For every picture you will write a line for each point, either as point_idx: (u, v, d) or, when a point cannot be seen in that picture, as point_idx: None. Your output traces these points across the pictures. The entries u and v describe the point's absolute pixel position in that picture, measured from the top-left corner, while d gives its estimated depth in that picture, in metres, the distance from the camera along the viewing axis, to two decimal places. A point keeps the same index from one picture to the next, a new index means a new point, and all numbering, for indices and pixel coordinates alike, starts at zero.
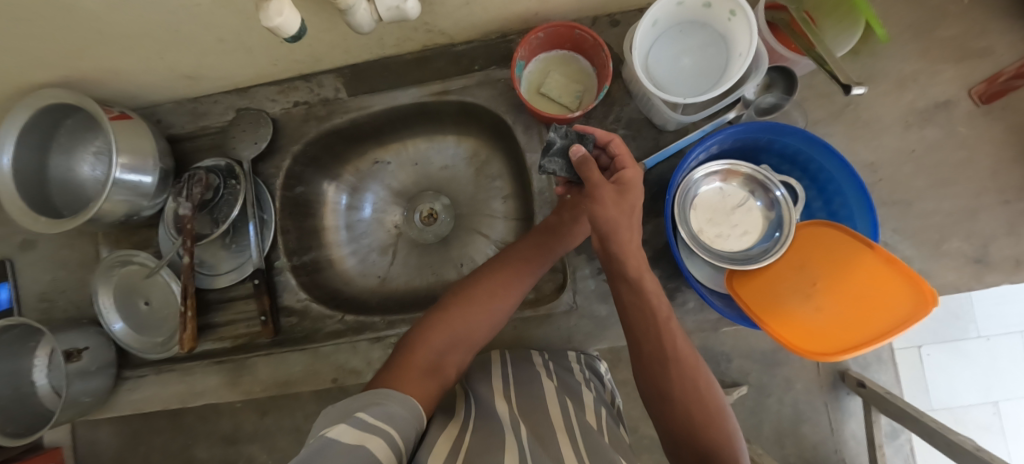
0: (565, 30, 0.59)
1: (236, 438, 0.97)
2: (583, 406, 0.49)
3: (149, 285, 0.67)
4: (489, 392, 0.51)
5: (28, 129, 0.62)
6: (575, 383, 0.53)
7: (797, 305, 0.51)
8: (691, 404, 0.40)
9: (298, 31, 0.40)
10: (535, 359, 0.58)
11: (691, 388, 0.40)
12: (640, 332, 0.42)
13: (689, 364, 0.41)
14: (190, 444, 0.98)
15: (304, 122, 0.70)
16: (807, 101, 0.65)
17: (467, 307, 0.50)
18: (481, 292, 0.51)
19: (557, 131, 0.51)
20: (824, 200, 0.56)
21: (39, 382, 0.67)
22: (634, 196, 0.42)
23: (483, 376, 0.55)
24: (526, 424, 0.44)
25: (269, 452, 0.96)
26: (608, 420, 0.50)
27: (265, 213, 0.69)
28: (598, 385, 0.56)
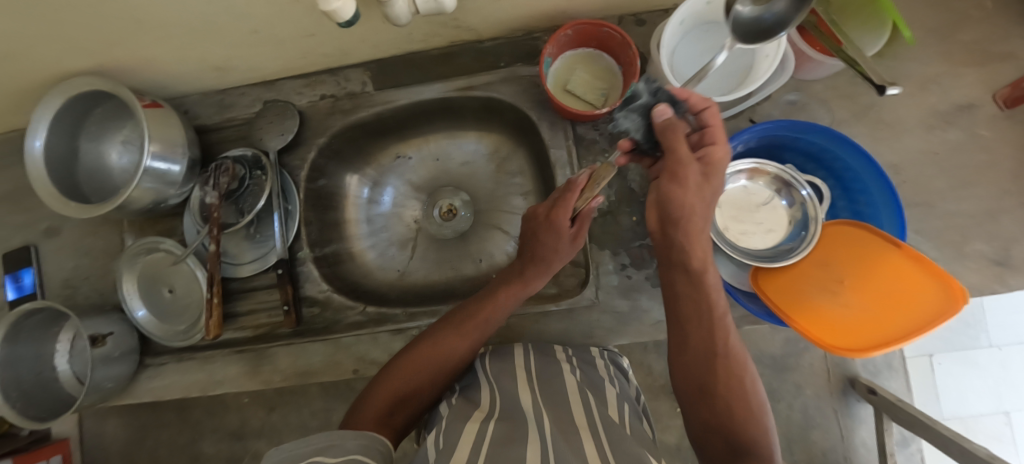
0: (592, 28, 0.60)
1: (242, 434, 0.96)
2: (606, 398, 0.49)
3: (174, 272, 0.67)
4: (510, 378, 0.51)
5: (61, 116, 0.63)
6: (595, 375, 0.53)
7: (824, 301, 0.51)
8: (731, 394, 0.39)
9: (351, 17, 0.43)
10: (558, 353, 0.58)
11: (731, 379, 0.40)
12: (693, 323, 0.41)
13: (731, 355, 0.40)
14: (195, 440, 0.97)
15: (329, 115, 0.70)
16: (832, 102, 0.65)
17: (427, 358, 0.48)
18: (439, 348, 0.48)
19: (649, 85, 0.45)
20: (849, 199, 0.57)
21: (61, 368, 0.68)
22: (719, 181, 0.39)
23: (505, 364, 0.55)
24: (552, 413, 0.44)
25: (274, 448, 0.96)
26: (632, 415, 0.50)
27: (289, 204, 0.69)
28: (622, 382, 0.56)
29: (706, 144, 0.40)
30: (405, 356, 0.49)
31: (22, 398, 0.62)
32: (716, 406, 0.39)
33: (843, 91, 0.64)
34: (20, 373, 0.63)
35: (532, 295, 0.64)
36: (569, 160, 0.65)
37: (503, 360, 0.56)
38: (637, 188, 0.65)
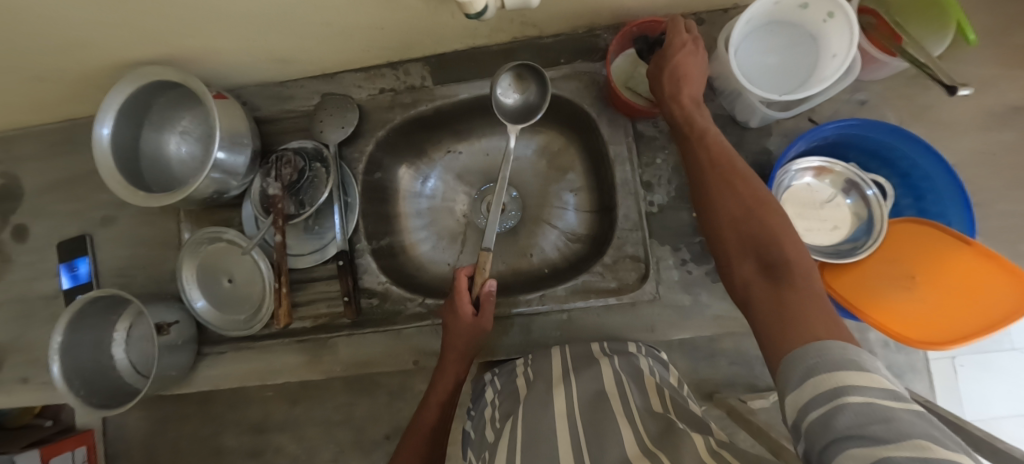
0: (658, 26, 0.61)
1: (266, 427, 1.01)
2: (647, 383, 0.48)
3: (233, 262, 0.67)
4: (551, 378, 0.51)
5: (128, 104, 0.63)
6: (632, 360, 0.52)
7: (897, 297, 0.52)
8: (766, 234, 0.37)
9: (481, 11, 0.45)
10: (592, 348, 0.57)
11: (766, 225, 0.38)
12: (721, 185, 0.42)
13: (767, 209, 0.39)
14: (219, 432, 1.04)
15: (389, 109, 0.71)
16: (893, 102, 0.65)
17: (426, 407, 0.59)
18: (431, 397, 0.59)
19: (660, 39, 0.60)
20: (915, 197, 0.57)
21: (118, 356, 0.67)
22: (687, 68, 0.51)
23: (545, 365, 0.54)
24: (592, 414, 0.44)
25: (298, 440, 1.01)
26: (675, 396, 0.48)
27: (349, 197, 0.70)
28: (662, 371, 0.54)
29: (682, 61, 0.51)
30: (421, 410, 0.60)
31: (85, 386, 0.62)
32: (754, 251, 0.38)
33: (902, 92, 0.65)
34: (80, 361, 0.62)
35: (593, 289, 0.64)
36: (630, 156, 0.65)
37: (544, 359, 0.56)
38: None
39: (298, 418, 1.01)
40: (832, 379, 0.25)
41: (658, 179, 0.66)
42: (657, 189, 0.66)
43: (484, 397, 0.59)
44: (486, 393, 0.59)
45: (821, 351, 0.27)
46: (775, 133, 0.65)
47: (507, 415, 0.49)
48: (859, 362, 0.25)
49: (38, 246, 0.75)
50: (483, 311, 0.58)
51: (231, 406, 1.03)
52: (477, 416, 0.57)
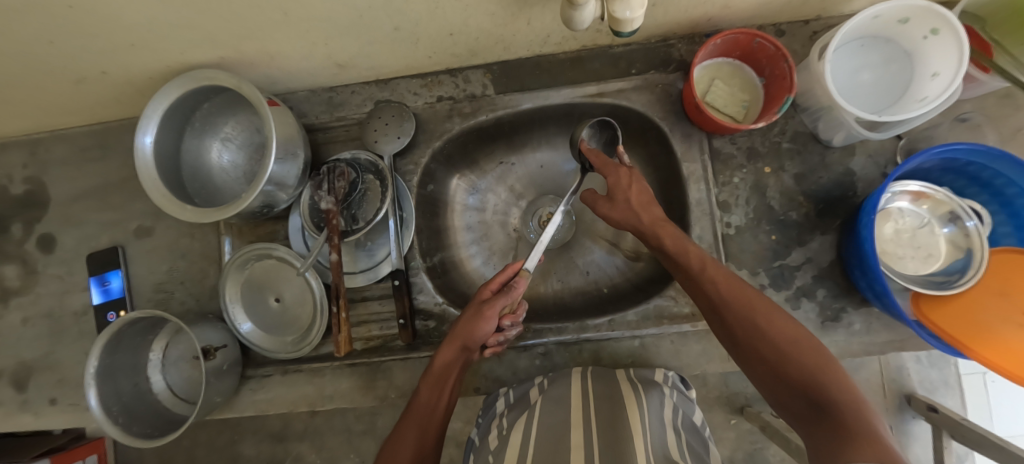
0: (744, 38, 0.57)
1: (286, 437, 0.98)
2: (665, 420, 0.48)
3: (283, 280, 0.63)
4: (566, 404, 0.53)
5: (172, 110, 0.59)
6: (654, 395, 0.52)
7: (1009, 333, 0.49)
8: (803, 364, 0.36)
9: (634, 29, 0.42)
10: (618, 374, 0.59)
11: (794, 345, 0.37)
12: (733, 302, 0.41)
13: (786, 330, 0.38)
14: (237, 441, 1.00)
15: (447, 118, 0.67)
16: (983, 123, 0.62)
17: (405, 424, 0.46)
18: (412, 408, 0.48)
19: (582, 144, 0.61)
20: (1017, 226, 0.54)
21: (154, 379, 0.63)
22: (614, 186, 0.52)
23: (565, 390, 0.56)
24: (609, 439, 0.44)
25: (320, 451, 0.97)
26: (692, 442, 0.48)
27: (404, 212, 0.66)
28: (685, 406, 0.54)
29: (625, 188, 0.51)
30: (400, 425, 0.46)
31: (123, 413, 0.57)
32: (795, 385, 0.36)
33: (991, 112, 0.62)
34: (119, 386, 0.58)
35: (665, 314, 0.61)
36: (705, 174, 0.62)
37: (564, 383, 0.57)
38: (777, 205, 0.62)
39: (319, 428, 0.97)
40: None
41: (736, 198, 0.62)
42: (735, 209, 0.62)
43: (494, 405, 0.60)
44: (496, 403, 0.60)
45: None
46: (860, 153, 0.62)
47: (513, 423, 0.52)
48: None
49: (65, 258, 0.71)
50: (494, 307, 0.49)
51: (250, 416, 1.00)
52: (484, 424, 0.59)
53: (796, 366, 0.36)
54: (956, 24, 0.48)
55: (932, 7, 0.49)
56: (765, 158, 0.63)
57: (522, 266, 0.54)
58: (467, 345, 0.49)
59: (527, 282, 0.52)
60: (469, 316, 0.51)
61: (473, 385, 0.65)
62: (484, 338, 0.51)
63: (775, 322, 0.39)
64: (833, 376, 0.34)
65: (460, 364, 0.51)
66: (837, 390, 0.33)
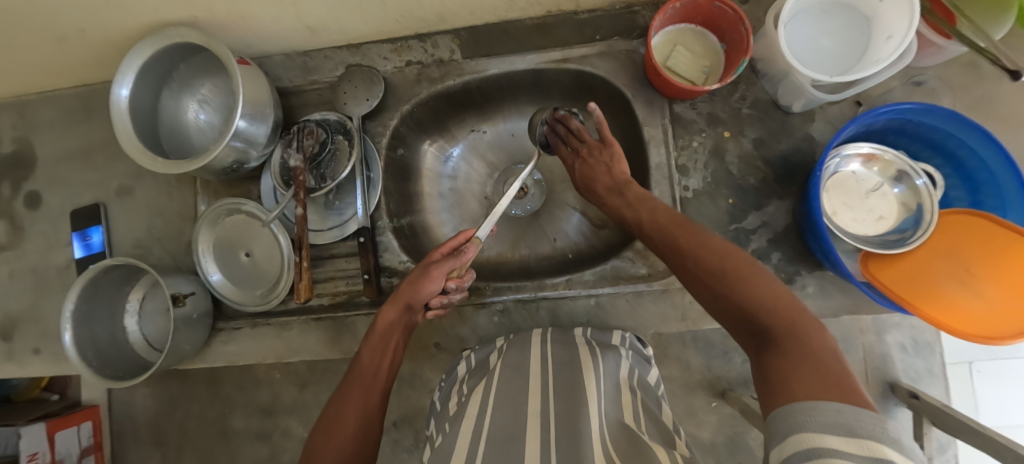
0: (704, 2, 0.58)
1: (274, 410, 1.02)
2: (619, 381, 0.48)
3: (253, 236, 0.65)
4: (526, 366, 0.53)
5: (149, 67, 0.61)
6: (610, 357, 0.52)
7: (954, 291, 0.49)
8: (732, 281, 0.35)
9: None
10: (576, 335, 0.59)
11: (724, 271, 0.36)
12: (671, 245, 0.42)
13: (722, 256, 0.37)
14: (226, 413, 1.04)
15: (417, 83, 0.69)
16: (945, 91, 0.62)
17: (350, 386, 0.46)
18: (355, 373, 0.48)
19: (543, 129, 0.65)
20: (970, 189, 0.55)
21: (130, 329, 0.66)
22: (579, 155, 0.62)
23: (523, 356, 0.55)
24: (564, 401, 0.44)
25: (305, 425, 1.01)
26: (647, 401, 0.48)
27: (371, 172, 0.67)
28: (641, 367, 0.54)
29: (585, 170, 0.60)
30: (344, 386, 0.47)
31: (98, 358, 0.60)
32: (740, 316, 0.34)
33: (954, 80, 0.62)
34: (95, 332, 0.61)
35: (622, 275, 0.63)
36: (665, 139, 0.63)
37: (522, 347, 0.57)
38: (736, 171, 0.63)
39: (305, 402, 1.01)
40: (810, 442, 0.22)
41: (694, 163, 0.63)
42: (693, 174, 0.63)
43: (456, 370, 0.61)
44: (458, 368, 0.61)
45: (807, 411, 0.23)
46: (819, 119, 0.62)
47: (472, 389, 0.52)
48: (859, 430, 0.21)
49: (51, 215, 0.74)
50: (439, 268, 0.52)
51: (239, 389, 1.04)
52: (445, 388, 0.60)
53: (726, 296, 0.35)
54: None
55: None
56: (726, 123, 0.63)
57: (473, 234, 0.56)
58: (411, 305, 0.52)
59: (477, 249, 0.54)
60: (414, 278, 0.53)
61: (434, 341, 0.68)
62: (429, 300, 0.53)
63: (703, 251, 0.39)
64: (764, 291, 0.33)
65: (405, 325, 0.53)
66: (766, 309, 0.32)
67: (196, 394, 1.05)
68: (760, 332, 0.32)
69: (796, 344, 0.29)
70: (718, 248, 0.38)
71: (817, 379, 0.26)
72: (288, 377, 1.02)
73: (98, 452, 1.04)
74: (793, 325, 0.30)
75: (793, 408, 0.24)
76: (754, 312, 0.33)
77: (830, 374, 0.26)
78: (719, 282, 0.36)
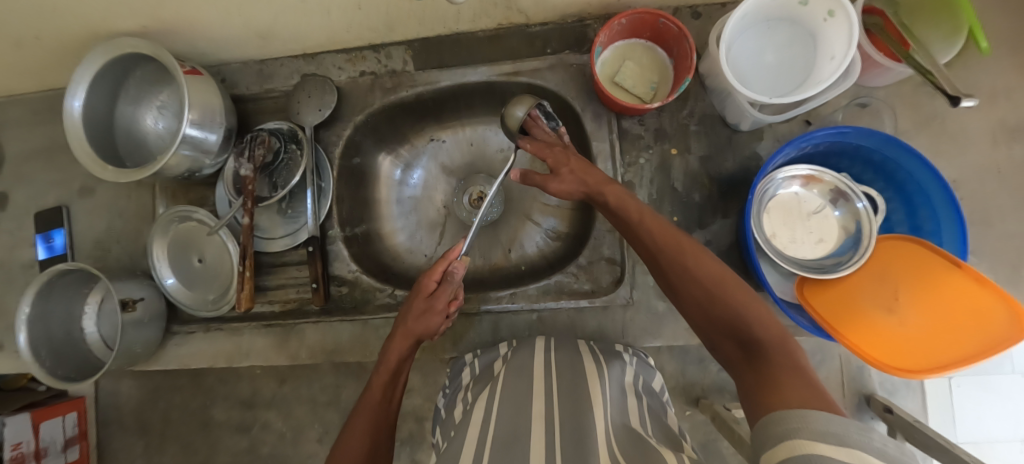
0: (649, 18, 0.58)
1: (254, 403, 1.00)
2: (624, 386, 0.52)
3: (204, 242, 0.67)
4: (530, 369, 0.55)
5: (101, 76, 0.61)
6: (616, 368, 0.55)
7: (881, 319, 0.49)
8: (729, 296, 0.38)
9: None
10: (580, 345, 0.61)
11: (720, 285, 0.39)
12: (664, 247, 0.42)
13: (712, 273, 0.39)
14: (208, 404, 1.02)
15: (370, 92, 0.69)
16: (896, 110, 0.61)
17: (357, 412, 0.47)
18: (364, 403, 0.48)
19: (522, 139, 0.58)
20: (908, 212, 0.55)
21: (88, 330, 0.67)
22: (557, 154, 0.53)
23: (527, 360, 0.57)
24: (570, 405, 0.46)
25: (285, 417, 0.98)
26: (651, 406, 0.52)
27: (323, 182, 0.69)
28: (646, 373, 0.58)
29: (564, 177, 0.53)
30: (352, 418, 0.47)
31: (52, 357, 0.62)
32: (727, 330, 0.37)
33: (905, 99, 0.61)
34: (52, 330, 0.63)
35: (565, 290, 0.63)
36: (612, 154, 0.62)
37: (528, 353, 0.58)
38: (681, 187, 0.62)
39: (286, 396, 0.99)
40: (805, 448, 0.23)
41: (640, 179, 0.63)
42: (639, 189, 0.63)
43: (461, 375, 0.63)
44: (463, 374, 0.62)
45: (807, 420, 0.25)
46: (767, 137, 0.62)
47: (477, 397, 0.53)
48: (846, 437, 0.23)
49: (16, 215, 0.76)
50: (440, 295, 0.53)
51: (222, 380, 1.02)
52: (450, 393, 0.61)
53: (721, 308, 0.38)
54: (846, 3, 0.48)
55: None
56: (673, 139, 0.63)
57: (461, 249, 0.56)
58: (419, 337, 0.52)
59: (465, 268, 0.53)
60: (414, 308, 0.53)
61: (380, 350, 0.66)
62: (433, 328, 0.54)
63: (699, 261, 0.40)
64: (751, 309, 0.37)
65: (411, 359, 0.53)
66: (759, 326, 0.35)
67: (167, 389, 1.03)
68: (748, 342, 0.35)
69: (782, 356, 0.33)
70: (709, 263, 0.40)
71: (812, 395, 0.28)
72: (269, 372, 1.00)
73: (83, 440, 1.00)
74: (778, 339, 0.34)
75: (787, 414, 0.27)
76: (745, 325, 0.36)
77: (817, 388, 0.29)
78: (713, 294, 0.38)
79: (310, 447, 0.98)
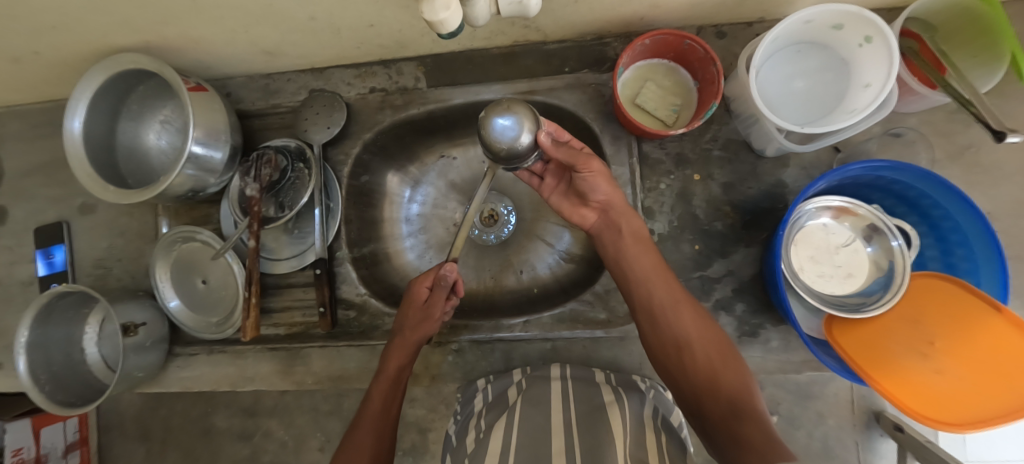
0: (674, 39, 0.55)
1: (256, 411, 0.93)
2: (644, 421, 0.49)
3: (208, 263, 0.65)
4: (546, 400, 0.53)
5: (102, 92, 0.59)
6: (634, 399, 0.53)
7: (915, 366, 0.47)
8: (728, 374, 0.44)
9: (456, 32, 0.38)
10: (597, 375, 0.59)
11: (723, 364, 0.44)
12: (681, 315, 0.48)
13: (720, 350, 0.45)
14: (209, 413, 0.96)
15: (379, 110, 0.67)
16: (929, 138, 0.59)
17: (359, 429, 0.51)
18: (366, 413, 0.52)
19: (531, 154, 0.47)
20: (943, 249, 0.53)
21: (89, 352, 0.66)
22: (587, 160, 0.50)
23: (544, 391, 0.55)
24: (589, 442, 0.44)
25: (287, 427, 0.92)
26: (670, 442, 0.49)
27: (331, 202, 0.66)
28: (664, 406, 0.55)
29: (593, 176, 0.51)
30: (353, 433, 0.51)
31: (52, 382, 0.60)
32: (719, 397, 0.43)
33: (938, 127, 0.59)
34: (51, 354, 0.61)
35: (580, 319, 0.61)
36: (631, 179, 0.60)
37: (542, 383, 0.57)
38: (702, 214, 0.60)
39: (287, 405, 0.92)
40: None
41: (660, 205, 0.61)
42: (658, 216, 0.61)
43: (473, 401, 0.61)
44: (475, 400, 0.60)
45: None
46: (793, 164, 0.59)
47: (490, 425, 0.52)
48: None
49: (16, 230, 0.74)
50: (433, 307, 0.55)
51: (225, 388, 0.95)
52: (461, 421, 0.60)
53: (721, 382, 0.43)
54: (886, 33, 0.45)
55: (863, 14, 0.46)
56: (694, 165, 0.61)
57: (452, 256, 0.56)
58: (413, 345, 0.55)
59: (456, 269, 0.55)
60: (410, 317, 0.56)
61: None
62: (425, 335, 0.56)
63: (708, 339, 0.46)
64: (744, 389, 0.42)
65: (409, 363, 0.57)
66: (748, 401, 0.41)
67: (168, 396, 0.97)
68: (733, 411, 0.41)
69: (760, 428, 0.38)
70: (715, 338, 0.46)
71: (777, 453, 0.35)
72: None
73: (83, 446, 0.95)
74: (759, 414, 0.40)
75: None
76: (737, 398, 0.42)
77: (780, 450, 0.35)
78: (715, 368, 0.44)
79: (314, 456, 0.91)
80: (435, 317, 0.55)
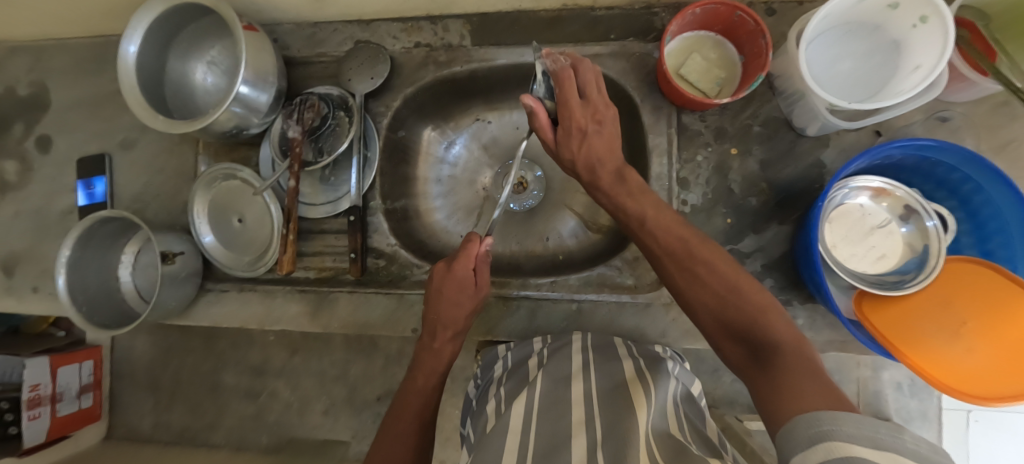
0: (725, 10, 0.55)
1: (263, 371, 0.94)
2: (669, 393, 0.48)
3: (245, 202, 0.67)
4: (569, 362, 0.54)
5: (157, 24, 0.60)
6: (659, 369, 0.52)
7: (944, 344, 0.48)
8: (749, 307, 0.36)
9: None
10: (618, 343, 0.60)
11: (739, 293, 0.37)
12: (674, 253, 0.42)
13: (733, 277, 0.38)
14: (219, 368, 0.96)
15: (422, 66, 0.68)
16: (972, 130, 0.59)
17: (390, 421, 0.52)
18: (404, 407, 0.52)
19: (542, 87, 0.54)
20: (980, 237, 0.53)
21: (124, 279, 0.68)
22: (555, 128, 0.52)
23: (567, 353, 0.56)
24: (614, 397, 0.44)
25: (292, 389, 0.93)
26: (690, 412, 0.49)
27: (368, 152, 0.67)
28: (685, 378, 0.56)
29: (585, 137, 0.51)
30: (386, 426, 0.52)
31: (88, 303, 0.62)
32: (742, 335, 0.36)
33: (982, 119, 0.59)
34: (88, 279, 0.63)
35: (608, 283, 0.62)
36: (669, 149, 0.60)
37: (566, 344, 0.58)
38: (737, 189, 0.61)
39: (294, 369, 0.93)
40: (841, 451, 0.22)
41: (695, 177, 0.61)
42: (693, 187, 0.61)
43: (493, 367, 0.62)
44: (495, 366, 0.61)
45: (813, 423, 0.25)
46: (832, 146, 0.60)
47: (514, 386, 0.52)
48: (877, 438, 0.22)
49: (59, 160, 0.76)
50: (483, 276, 0.56)
51: (234, 346, 0.95)
52: (483, 386, 0.61)
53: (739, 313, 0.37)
54: (943, 10, 0.46)
55: None
56: (733, 139, 0.61)
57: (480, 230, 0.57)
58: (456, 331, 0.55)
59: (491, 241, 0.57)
60: (452, 293, 0.54)
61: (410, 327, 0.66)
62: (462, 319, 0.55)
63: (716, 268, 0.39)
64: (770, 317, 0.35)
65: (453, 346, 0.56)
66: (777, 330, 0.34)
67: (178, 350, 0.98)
68: (760, 348, 0.34)
69: (796, 359, 0.32)
70: (718, 259, 0.40)
71: (816, 391, 0.28)
72: (280, 341, 0.94)
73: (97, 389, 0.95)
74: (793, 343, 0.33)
75: (808, 420, 0.25)
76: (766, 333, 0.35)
77: (824, 388, 0.28)
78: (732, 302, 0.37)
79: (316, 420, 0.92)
80: (482, 284, 0.55)
